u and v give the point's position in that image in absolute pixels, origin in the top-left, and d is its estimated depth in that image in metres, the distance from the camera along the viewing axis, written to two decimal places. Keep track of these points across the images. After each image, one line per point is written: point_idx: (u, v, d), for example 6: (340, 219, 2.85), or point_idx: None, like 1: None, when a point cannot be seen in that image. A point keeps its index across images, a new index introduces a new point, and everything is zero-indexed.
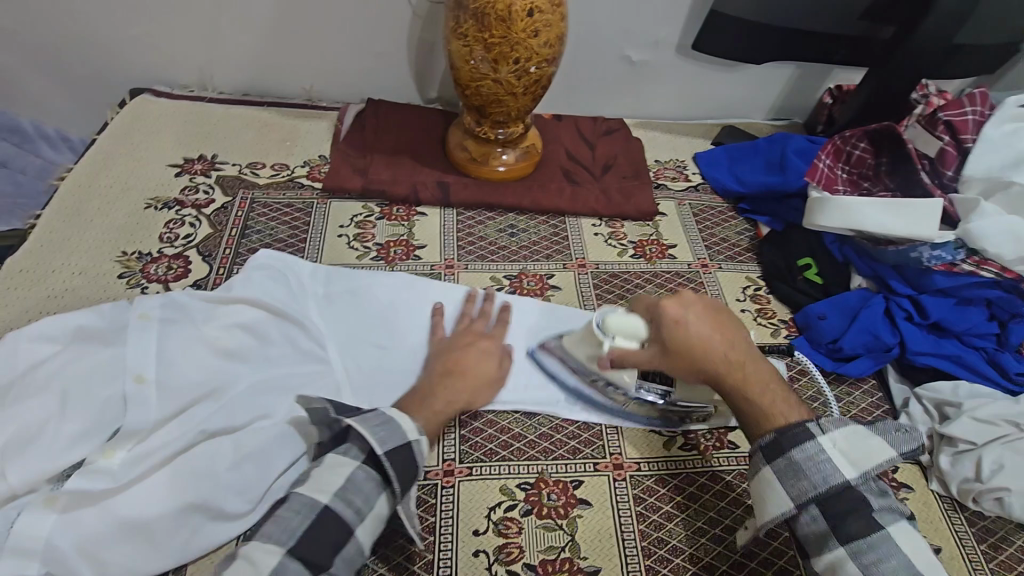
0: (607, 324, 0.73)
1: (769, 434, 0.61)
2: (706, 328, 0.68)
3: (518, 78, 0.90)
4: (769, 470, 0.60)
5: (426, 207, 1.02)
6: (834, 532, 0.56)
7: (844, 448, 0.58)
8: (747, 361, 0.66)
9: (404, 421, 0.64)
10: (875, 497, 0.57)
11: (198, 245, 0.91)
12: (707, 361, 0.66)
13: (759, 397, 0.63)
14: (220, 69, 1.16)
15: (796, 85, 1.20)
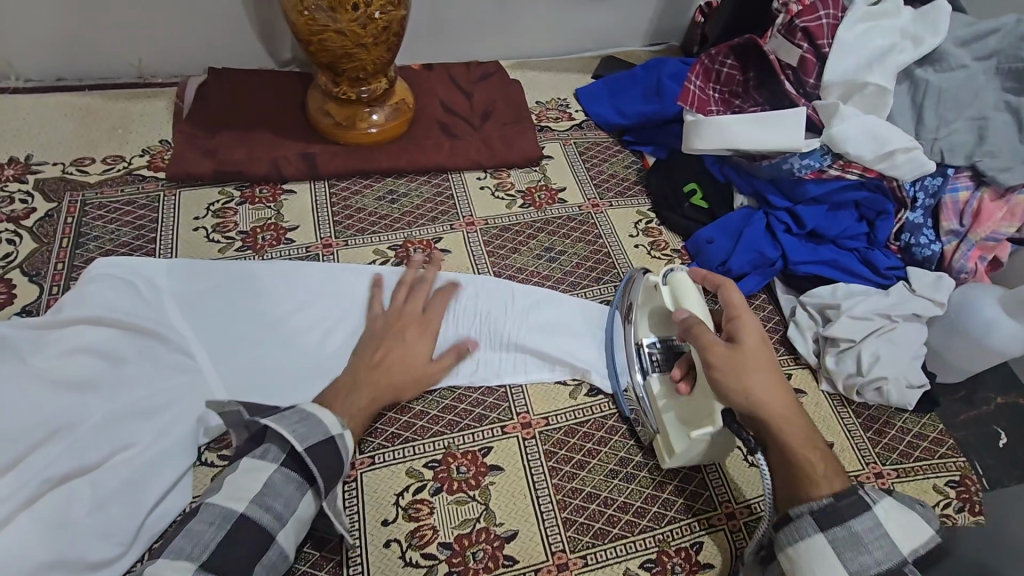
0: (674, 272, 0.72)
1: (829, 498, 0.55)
2: (764, 355, 0.61)
3: (364, 26, 0.81)
4: (820, 538, 0.53)
5: (293, 183, 0.92)
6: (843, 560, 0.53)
7: (896, 523, 0.54)
8: (793, 413, 0.59)
9: (327, 415, 0.61)
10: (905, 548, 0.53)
11: (22, 264, 0.78)
12: (768, 401, 0.59)
13: (808, 458, 0.57)
14: (18, 50, 0.97)
15: (668, 6, 1.17)
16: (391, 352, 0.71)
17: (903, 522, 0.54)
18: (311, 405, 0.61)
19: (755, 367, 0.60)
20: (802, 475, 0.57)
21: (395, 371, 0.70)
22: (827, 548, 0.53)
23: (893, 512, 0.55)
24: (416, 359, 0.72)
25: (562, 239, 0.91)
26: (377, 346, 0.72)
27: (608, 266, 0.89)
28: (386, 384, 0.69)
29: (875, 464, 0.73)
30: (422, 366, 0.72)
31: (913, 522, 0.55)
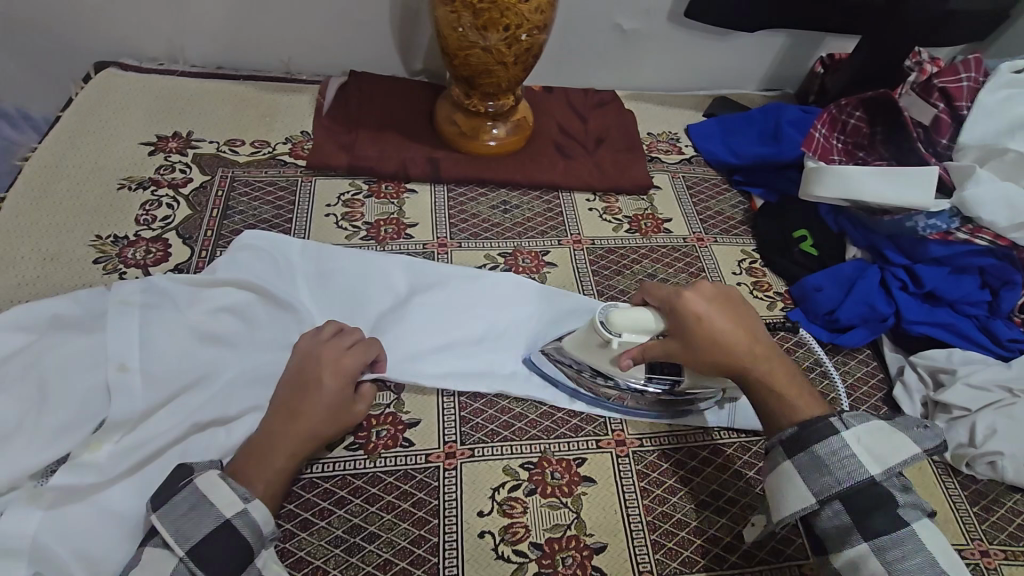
0: (613, 321, 0.69)
1: (792, 428, 0.61)
2: (711, 325, 0.67)
3: (509, 46, 0.86)
4: (790, 464, 0.60)
5: (416, 183, 0.98)
6: (857, 527, 0.57)
7: (868, 445, 0.59)
8: (769, 349, 0.67)
9: (225, 491, 0.57)
10: (899, 493, 0.58)
11: (177, 227, 0.87)
12: (737, 353, 0.66)
13: (789, 388, 0.64)
14: (191, 39, 1.09)
15: (788, 55, 1.18)
16: (312, 394, 0.65)
17: (877, 443, 0.59)
18: (208, 478, 0.57)
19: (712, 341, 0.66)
20: (789, 409, 0.63)
21: (315, 410, 0.64)
22: (793, 470, 0.60)
23: (867, 437, 0.59)
24: (338, 396, 0.66)
25: (665, 269, 0.92)
26: (298, 389, 0.66)
27: None
28: (313, 429, 0.64)
29: (981, 541, 0.70)
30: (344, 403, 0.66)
31: (889, 442, 0.59)
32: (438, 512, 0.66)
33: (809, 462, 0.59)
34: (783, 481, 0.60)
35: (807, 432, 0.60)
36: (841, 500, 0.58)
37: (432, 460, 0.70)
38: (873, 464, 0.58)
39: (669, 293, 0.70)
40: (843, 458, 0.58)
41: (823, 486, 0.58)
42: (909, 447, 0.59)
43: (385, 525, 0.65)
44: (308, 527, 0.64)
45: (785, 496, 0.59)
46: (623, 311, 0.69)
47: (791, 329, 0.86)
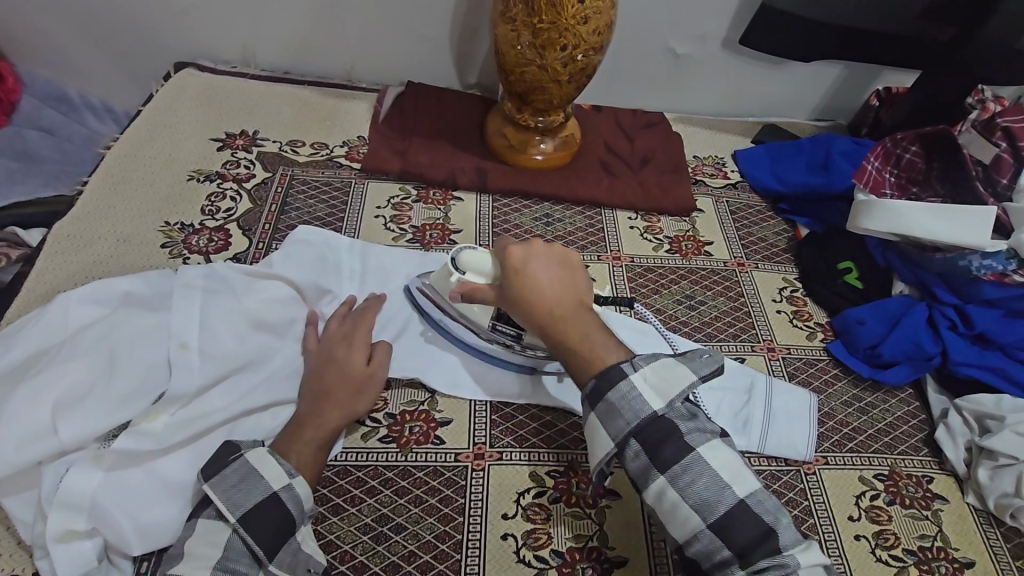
0: (461, 260, 0.73)
1: (591, 380, 0.62)
2: (525, 275, 0.67)
3: (564, 65, 0.89)
4: (593, 415, 0.61)
5: (462, 191, 1.01)
6: (654, 463, 0.58)
7: (651, 381, 0.61)
8: (580, 304, 0.66)
9: (273, 466, 0.61)
10: (682, 421, 0.60)
11: (239, 219, 0.93)
12: (542, 303, 0.65)
13: (584, 343, 0.63)
14: (264, 44, 1.16)
15: (844, 86, 1.17)
16: (336, 368, 0.70)
17: (661, 379, 0.61)
18: (256, 454, 0.61)
19: (523, 291, 0.66)
20: (586, 357, 0.63)
21: (343, 381, 0.69)
22: (595, 419, 0.61)
23: (650, 373, 0.61)
24: (359, 368, 0.71)
25: (703, 292, 0.92)
26: (327, 366, 0.70)
27: (747, 325, 0.89)
28: (343, 403, 0.68)
29: None
30: (365, 373, 0.71)
31: (670, 375, 0.61)
32: (464, 510, 0.68)
33: (605, 410, 0.60)
34: (590, 431, 0.62)
35: (603, 381, 0.61)
36: (638, 439, 0.59)
37: (461, 459, 0.72)
38: (655, 399, 0.60)
39: (497, 256, 0.71)
40: (630, 400, 0.59)
41: (617, 430, 0.60)
42: (688, 379, 0.61)
43: (412, 517, 0.67)
44: (340, 512, 0.66)
45: (592, 443, 0.61)
46: (471, 252, 0.73)
47: (829, 361, 0.86)
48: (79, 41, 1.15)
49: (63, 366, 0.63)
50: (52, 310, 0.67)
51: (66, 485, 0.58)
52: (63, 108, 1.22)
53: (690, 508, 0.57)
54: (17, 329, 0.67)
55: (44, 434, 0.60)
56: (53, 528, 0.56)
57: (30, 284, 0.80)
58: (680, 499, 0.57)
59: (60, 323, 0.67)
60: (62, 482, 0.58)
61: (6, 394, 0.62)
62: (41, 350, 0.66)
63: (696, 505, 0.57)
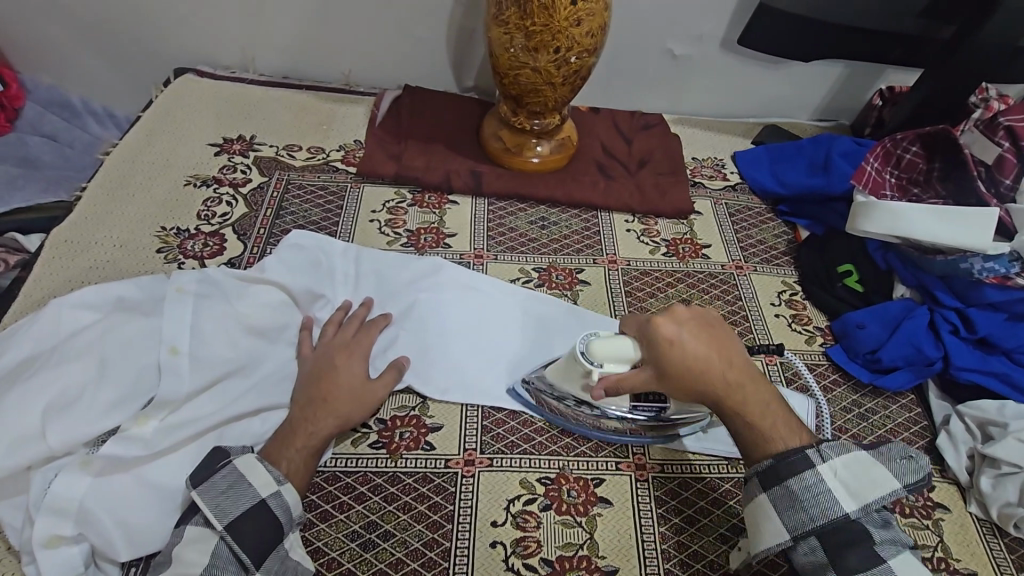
0: (593, 351, 0.66)
1: (768, 459, 0.60)
2: (684, 355, 0.62)
3: (558, 67, 0.88)
4: (764, 496, 0.59)
5: (458, 195, 1.01)
6: (833, 565, 0.55)
7: (845, 478, 0.58)
8: (752, 373, 0.63)
9: (263, 472, 0.61)
10: (876, 528, 0.57)
11: (234, 224, 0.93)
12: (711, 383, 0.62)
13: (761, 423, 0.61)
14: (262, 49, 1.17)
15: (844, 85, 1.16)
16: (334, 379, 0.70)
17: (855, 476, 0.58)
18: (246, 460, 0.61)
19: (686, 371, 0.62)
20: (764, 439, 0.61)
21: (340, 391, 0.69)
22: (769, 504, 0.59)
23: (844, 469, 0.58)
24: (357, 378, 0.71)
25: (700, 295, 0.91)
26: (322, 377, 0.70)
27: (745, 329, 0.88)
28: (339, 411, 0.68)
29: None
30: (365, 386, 0.71)
31: (865, 476, 0.58)
32: (452, 517, 0.68)
33: (783, 496, 0.58)
34: (759, 512, 0.60)
35: (785, 465, 0.59)
36: (818, 537, 0.57)
37: (451, 466, 0.71)
38: (846, 499, 0.57)
39: (641, 324, 0.65)
40: (819, 494, 0.57)
41: (797, 522, 0.57)
42: (890, 483, 0.58)
43: (400, 524, 0.67)
44: (328, 519, 0.66)
45: (762, 530, 0.59)
46: (601, 340, 0.66)
47: (829, 366, 0.85)
48: (80, 48, 1.17)
49: (54, 372, 0.63)
50: (44, 315, 0.68)
51: (53, 490, 0.58)
52: (64, 114, 1.23)
53: None
54: (9, 334, 0.67)
55: (33, 439, 0.60)
56: (39, 534, 0.56)
57: (27, 289, 0.81)
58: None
59: (52, 328, 0.68)
60: (49, 487, 0.59)
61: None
62: (33, 354, 0.66)
63: None
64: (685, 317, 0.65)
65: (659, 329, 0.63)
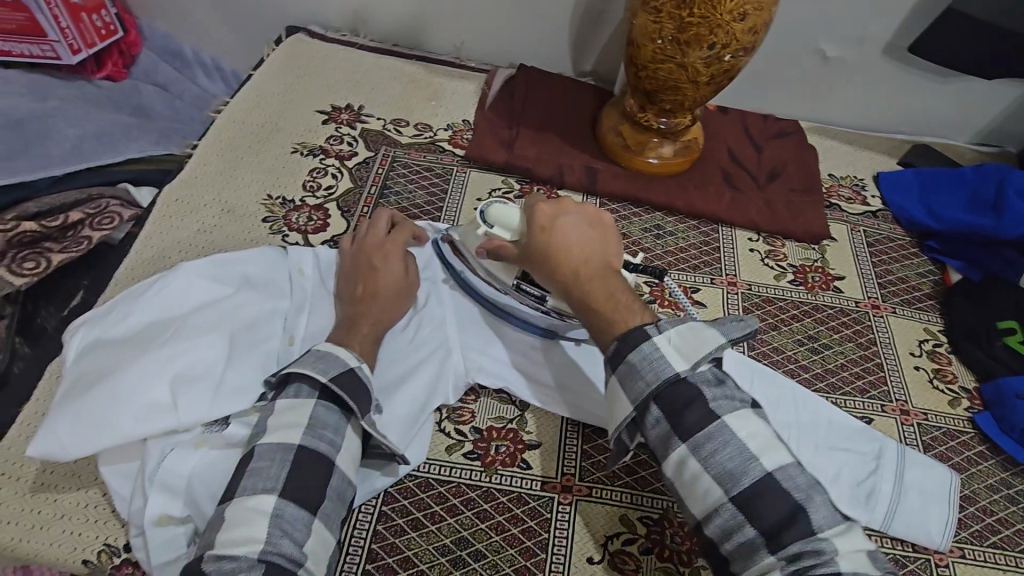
0: (489, 211, 0.71)
1: (613, 341, 0.56)
2: (544, 238, 0.63)
3: (707, 65, 0.79)
4: (614, 379, 0.56)
5: (568, 191, 0.94)
6: (675, 431, 0.52)
7: (678, 344, 0.54)
8: (611, 269, 0.61)
9: (332, 358, 0.60)
10: (708, 387, 0.53)
11: (338, 199, 0.90)
12: (561, 264, 0.61)
13: (605, 307, 0.58)
14: (377, 14, 1.12)
15: (1023, 110, 1.01)
16: (375, 274, 0.72)
17: (686, 341, 0.54)
18: (322, 349, 0.61)
19: (544, 250, 0.63)
20: (614, 322, 0.57)
21: (382, 286, 0.71)
22: (616, 383, 0.56)
23: (678, 335, 0.54)
24: (396, 276, 0.72)
25: (829, 334, 0.82)
26: (363, 268, 0.72)
27: (879, 379, 0.79)
28: (386, 305, 0.70)
29: None
30: (404, 281, 0.73)
31: (698, 339, 0.54)
32: (547, 547, 0.63)
33: (624, 372, 0.55)
34: (611, 395, 0.57)
35: (625, 342, 0.55)
36: (659, 406, 0.53)
37: (548, 490, 0.67)
38: (679, 361, 0.53)
39: (526, 211, 0.67)
40: (651, 361, 0.54)
41: (639, 393, 0.54)
42: (716, 340, 0.54)
43: (492, 545, 0.63)
44: (419, 529, 0.63)
45: (613, 405, 0.56)
46: (501, 206, 0.70)
47: (975, 436, 0.75)
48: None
49: (188, 341, 0.61)
50: (176, 279, 0.66)
51: (170, 466, 0.57)
52: (176, 64, 1.23)
53: (711, 480, 0.50)
54: (137, 291, 0.65)
55: (163, 410, 0.57)
56: (152, 510, 0.55)
57: (138, 246, 0.81)
58: (701, 469, 0.50)
59: (182, 294, 0.66)
60: (167, 462, 0.57)
61: (127, 360, 0.59)
62: (162, 318, 0.64)
63: (719, 477, 0.50)
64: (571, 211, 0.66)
65: (537, 217, 0.65)
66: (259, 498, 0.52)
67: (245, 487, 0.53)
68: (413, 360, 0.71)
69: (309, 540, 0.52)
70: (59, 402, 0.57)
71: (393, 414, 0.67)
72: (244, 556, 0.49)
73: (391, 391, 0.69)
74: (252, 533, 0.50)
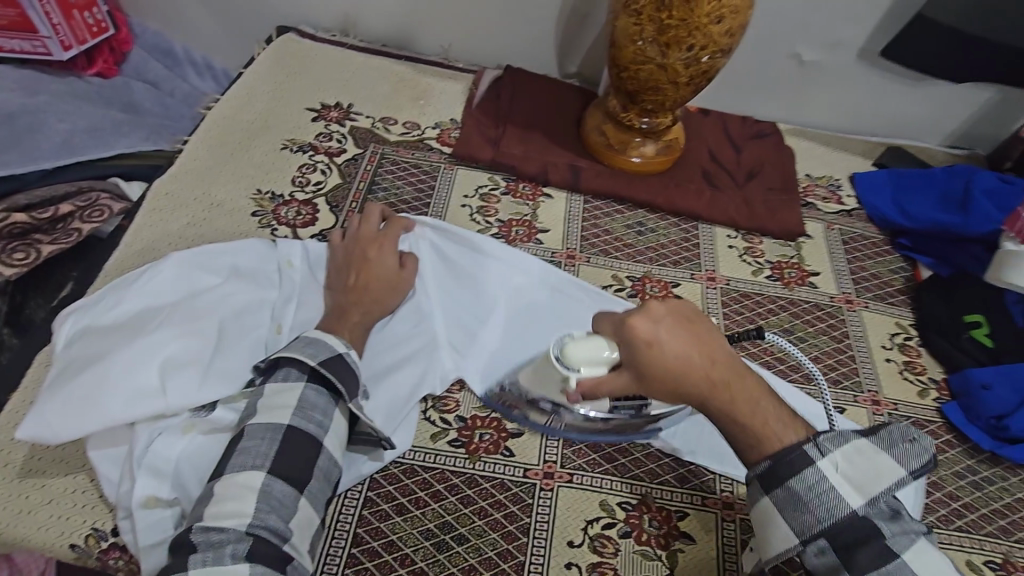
0: (567, 355, 0.59)
1: (766, 461, 0.51)
2: (664, 365, 0.52)
3: (686, 66, 0.81)
4: (767, 502, 0.52)
5: (553, 188, 0.97)
6: (844, 565, 0.48)
7: (850, 473, 0.51)
8: (737, 366, 0.53)
9: (320, 344, 0.62)
10: (886, 522, 0.49)
11: (327, 194, 0.92)
12: (690, 387, 0.51)
13: (754, 425, 0.52)
14: (367, 15, 1.14)
15: (990, 113, 1.05)
16: (368, 267, 0.73)
17: (856, 468, 0.51)
18: (312, 335, 0.63)
19: (666, 378, 0.52)
20: (761, 437, 0.52)
21: (374, 279, 0.72)
22: (772, 510, 0.52)
23: (845, 461, 0.51)
24: (389, 269, 0.74)
25: (804, 326, 0.85)
26: (356, 262, 0.74)
27: (851, 371, 0.81)
28: (378, 298, 0.72)
29: None
30: (397, 276, 0.74)
31: (865, 465, 0.51)
32: (528, 531, 0.65)
33: (784, 498, 0.51)
34: (763, 518, 0.53)
35: (781, 465, 0.51)
36: (828, 537, 0.50)
37: (530, 476, 0.69)
38: (854, 496, 0.50)
39: (617, 328, 0.56)
40: (821, 493, 0.50)
41: (802, 525, 0.50)
42: (896, 472, 0.50)
43: (475, 529, 0.65)
44: (403, 513, 0.65)
45: (769, 533, 0.53)
46: (574, 344, 0.60)
47: (942, 424, 0.78)
48: None
49: (177, 330, 0.63)
50: (166, 270, 0.67)
51: (157, 449, 0.58)
52: (166, 62, 1.24)
53: None
54: (128, 281, 0.66)
55: (151, 395, 0.58)
56: (139, 492, 0.56)
57: (128, 238, 0.82)
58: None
59: (172, 284, 0.67)
60: (155, 446, 0.58)
61: (117, 346, 0.61)
62: (151, 307, 0.65)
63: None
64: (660, 314, 0.54)
65: (641, 334, 0.53)
66: (247, 478, 0.53)
67: (234, 464, 0.54)
68: (401, 351, 0.73)
69: (293, 516, 0.54)
70: (49, 386, 0.59)
71: (378, 400, 0.70)
72: (233, 527, 0.51)
73: (378, 379, 0.71)
74: (239, 507, 0.52)
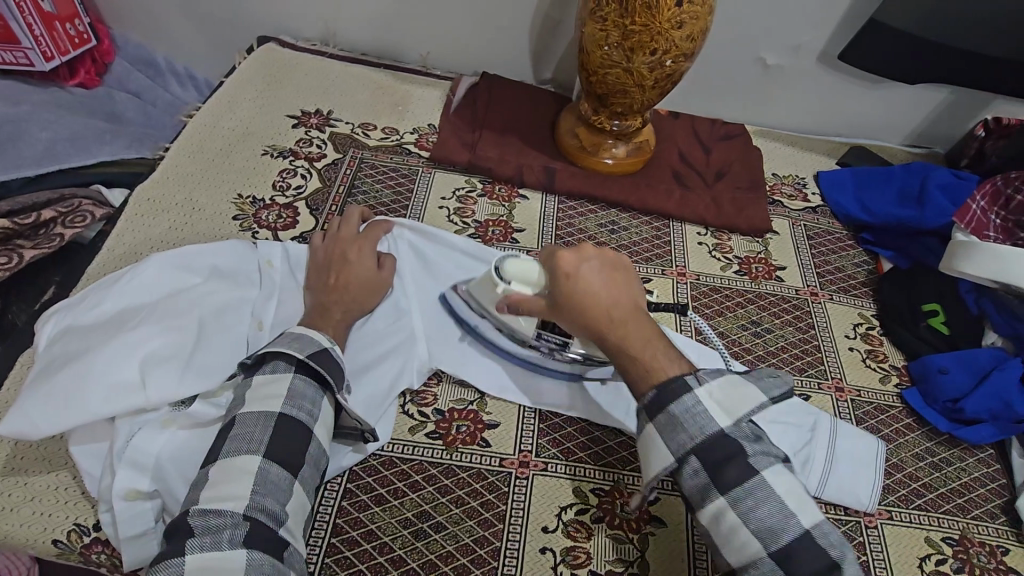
0: (505, 270, 0.70)
1: (651, 390, 0.57)
2: (574, 292, 0.62)
3: (651, 69, 0.85)
4: (650, 426, 0.57)
5: (528, 190, 1.00)
6: (714, 483, 0.54)
7: (721, 400, 0.56)
8: (640, 311, 0.62)
9: (303, 339, 0.63)
10: (750, 443, 0.55)
11: (307, 198, 0.94)
12: (592, 315, 0.61)
13: (637, 354, 0.59)
14: (346, 25, 1.17)
15: (945, 113, 1.09)
16: (348, 268, 0.75)
17: (729, 396, 0.56)
18: (296, 331, 0.64)
19: (576, 301, 0.62)
20: (646, 367, 0.59)
21: (354, 279, 0.74)
22: (655, 433, 0.57)
23: (720, 391, 0.56)
24: (369, 269, 0.76)
25: (770, 318, 0.88)
26: (337, 263, 0.76)
27: (816, 360, 0.84)
28: (358, 297, 0.74)
29: None
30: (376, 276, 0.76)
31: (741, 395, 0.57)
32: (504, 518, 0.67)
33: (665, 423, 0.56)
34: (649, 445, 0.57)
35: (665, 391, 0.56)
36: (697, 456, 0.55)
37: (506, 465, 0.71)
38: (722, 418, 0.55)
39: (548, 259, 0.67)
40: (696, 414, 0.55)
41: (678, 444, 0.55)
42: (757, 398, 0.57)
43: (452, 518, 0.66)
44: (382, 503, 0.67)
45: (649, 454, 0.57)
46: (514, 261, 0.70)
47: (903, 409, 0.81)
48: (171, 10, 1.19)
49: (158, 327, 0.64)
50: (146, 269, 0.69)
51: (138, 443, 0.59)
52: (148, 72, 1.26)
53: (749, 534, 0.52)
54: (109, 281, 0.68)
55: (132, 390, 0.60)
56: (120, 484, 0.57)
57: (110, 243, 0.84)
58: (740, 522, 0.52)
59: (152, 283, 0.69)
60: (136, 440, 0.59)
61: (98, 343, 0.62)
62: (133, 306, 0.67)
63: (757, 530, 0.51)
64: (591, 256, 0.65)
65: (564, 267, 0.64)
66: (228, 467, 0.55)
67: (228, 450, 0.56)
68: (380, 347, 0.75)
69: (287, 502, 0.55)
70: (31, 384, 0.60)
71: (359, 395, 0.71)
72: (228, 510, 0.52)
73: (359, 375, 0.72)
74: (230, 493, 0.53)
